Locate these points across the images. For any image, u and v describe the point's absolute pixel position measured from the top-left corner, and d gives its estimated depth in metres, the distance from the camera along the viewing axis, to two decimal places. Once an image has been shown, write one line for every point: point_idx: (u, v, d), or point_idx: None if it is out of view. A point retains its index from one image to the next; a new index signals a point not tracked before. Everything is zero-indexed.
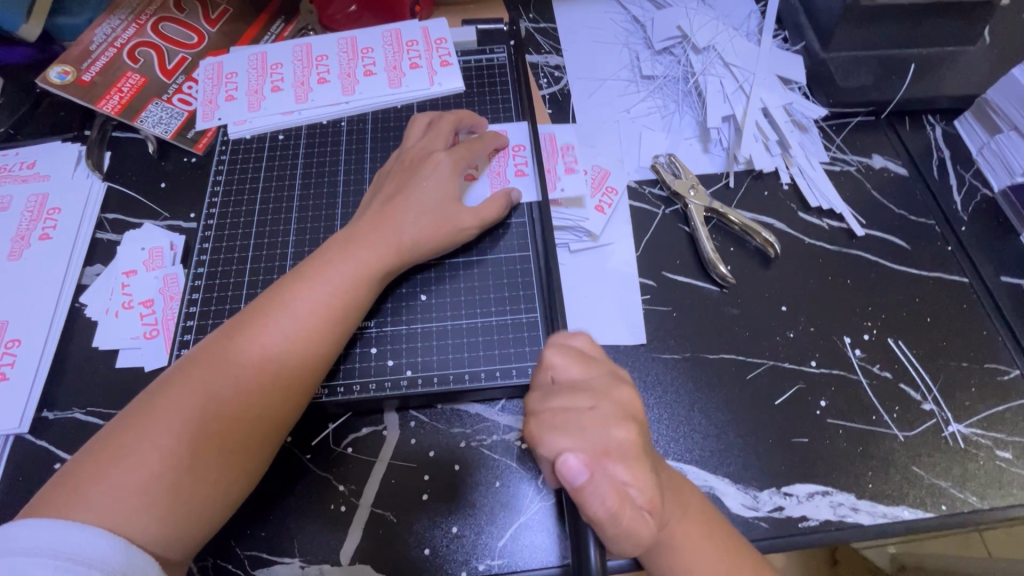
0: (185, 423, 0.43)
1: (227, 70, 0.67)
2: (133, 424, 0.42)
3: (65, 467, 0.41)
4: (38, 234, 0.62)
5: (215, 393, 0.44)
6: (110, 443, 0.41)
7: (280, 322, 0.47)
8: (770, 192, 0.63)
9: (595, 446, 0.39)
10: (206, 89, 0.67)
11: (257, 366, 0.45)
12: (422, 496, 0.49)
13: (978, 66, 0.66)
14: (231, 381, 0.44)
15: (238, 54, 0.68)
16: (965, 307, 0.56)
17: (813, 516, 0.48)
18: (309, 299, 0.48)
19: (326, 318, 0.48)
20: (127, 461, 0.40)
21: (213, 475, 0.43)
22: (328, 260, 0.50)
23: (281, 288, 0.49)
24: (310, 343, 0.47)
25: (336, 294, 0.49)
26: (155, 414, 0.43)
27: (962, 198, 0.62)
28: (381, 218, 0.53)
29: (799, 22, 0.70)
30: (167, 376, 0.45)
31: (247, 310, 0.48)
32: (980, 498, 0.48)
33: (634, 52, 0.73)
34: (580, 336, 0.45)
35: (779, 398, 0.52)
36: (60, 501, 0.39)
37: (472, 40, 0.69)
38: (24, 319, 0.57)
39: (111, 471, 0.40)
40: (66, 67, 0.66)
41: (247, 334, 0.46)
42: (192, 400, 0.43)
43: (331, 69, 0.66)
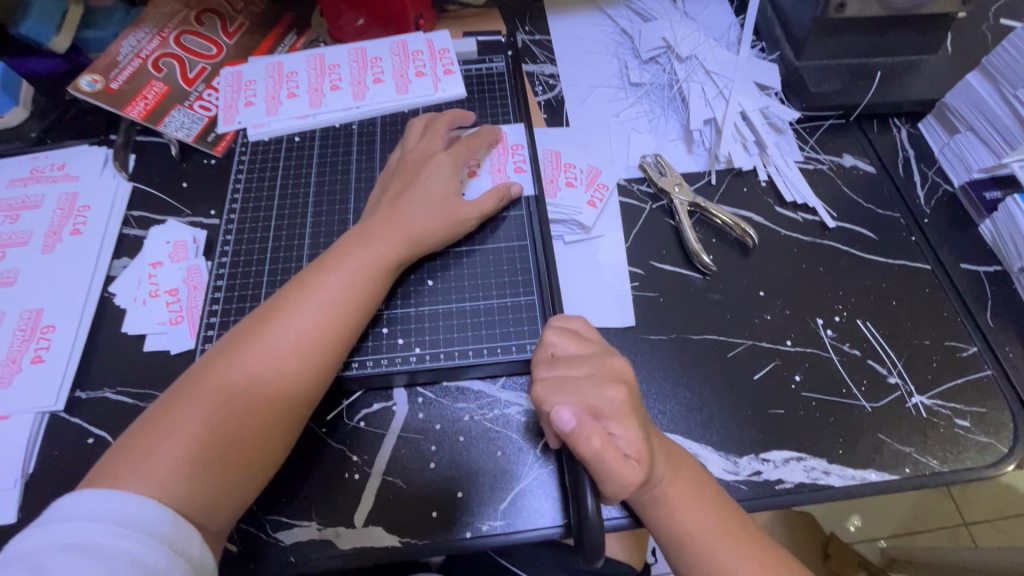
0: (221, 403, 0.47)
1: (245, 78, 0.72)
2: (172, 407, 0.46)
3: (112, 447, 0.45)
4: (69, 229, 0.66)
5: (249, 377, 0.48)
6: (152, 424, 0.45)
7: (303, 311, 0.51)
8: (749, 188, 0.68)
9: (589, 402, 0.46)
10: (227, 95, 0.72)
11: (285, 351, 0.49)
12: (430, 465, 0.53)
13: (939, 73, 0.72)
14: (261, 365, 0.48)
15: (256, 63, 0.73)
16: (927, 291, 0.61)
17: (789, 479, 0.52)
18: (329, 290, 0.52)
19: (345, 307, 0.52)
20: (168, 441, 0.44)
21: (247, 451, 0.47)
22: (345, 254, 0.55)
23: (301, 281, 0.53)
24: (332, 329, 0.51)
25: (353, 285, 0.53)
26: (192, 397, 0.47)
27: (925, 192, 0.68)
28: (394, 212, 0.57)
29: (775, 34, 0.76)
30: (205, 358, 0.50)
31: (271, 301, 0.52)
32: (940, 462, 0.53)
33: (623, 61, 0.78)
34: (578, 320, 0.53)
35: (757, 374, 0.57)
36: (110, 476, 0.43)
37: (473, 51, 0.75)
38: (57, 307, 0.61)
39: (155, 448, 0.44)
40: (95, 76, 0.71)
41: (273, 323, 0.50)
42: (226, 384, 0.47)
43: (342, 77, 0.71)
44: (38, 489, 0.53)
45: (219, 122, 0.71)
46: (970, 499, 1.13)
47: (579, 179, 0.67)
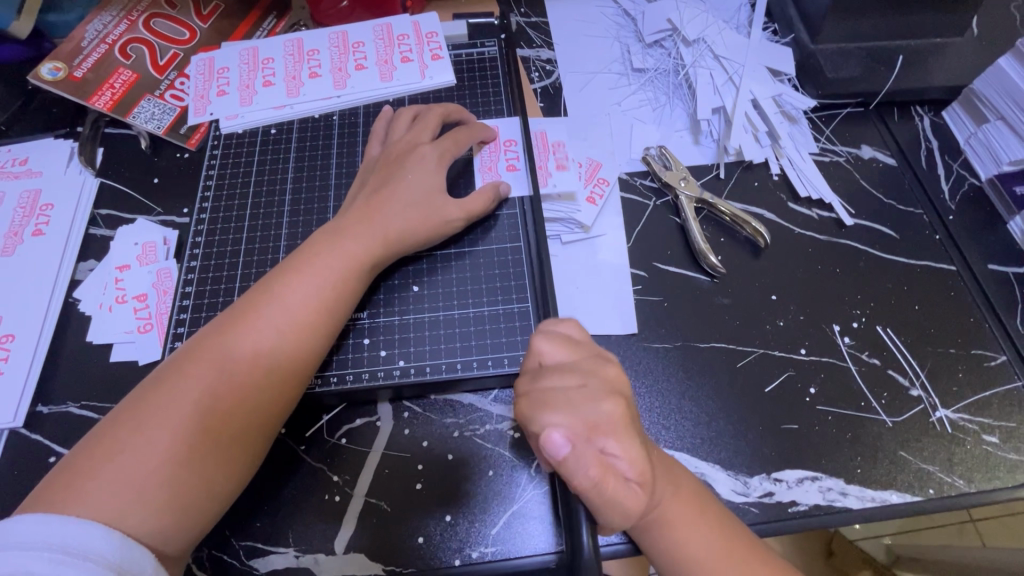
0: (179, 416, 0.43)
1: (218, 65, 0.67)
2: (126, 420, 0.43)
3: (59, 465, 0.42)
4: (31, 230, 0.61)
5: (208, 387, 0.44)
6: (104, 439, 0.42)
7: (268, 317, 0.47)
8: (761, 182, 0.63)
9: (584, 419, 0.39)
10: (198, 84, 0.67)
11: (249, 360, 0.46)
12: (416, 485, 0.49)
13: (966, 57, 0.67)
14: (227, 374, 0.45)
15: (230, 49, 0.68)
16: (952, 295, 0.57)
17: (803, 501, 0.48)
18: (296, 292, 0.48)
19: (315, 311, 0.48)
20: (123, 456, 0.41)
21: (204, 470, 0.43)
22: (315, 254, 0.50)
23: (271, 282, 0.49)
24: (298, 337, 0.47)
25: (323, 287, 0.49)
26: (148, 409, 0.43)
27: (950, 187, 0.63)
28: (365, 212, 0.53)
29: (789, 15, 0.71)
30: (158, 373, 0.46)
31: (236, 305, 0.49)
32: (967, 482, 0.49)
33: (625, 45, 0.73)
34: (569, 323, 0.45)
35: (769, 385, 0.53)
36: (56, 497, 0.39)
37: (463, 34, 0.69)
38: (17, 314, 0.57)
39: (105, 466, 0.40)
40: (57, 63, 0.66)
41: (240, 329, 0.46)
42: (183, 396, 0.44)
43: (322, 64, 0.66)
44: None
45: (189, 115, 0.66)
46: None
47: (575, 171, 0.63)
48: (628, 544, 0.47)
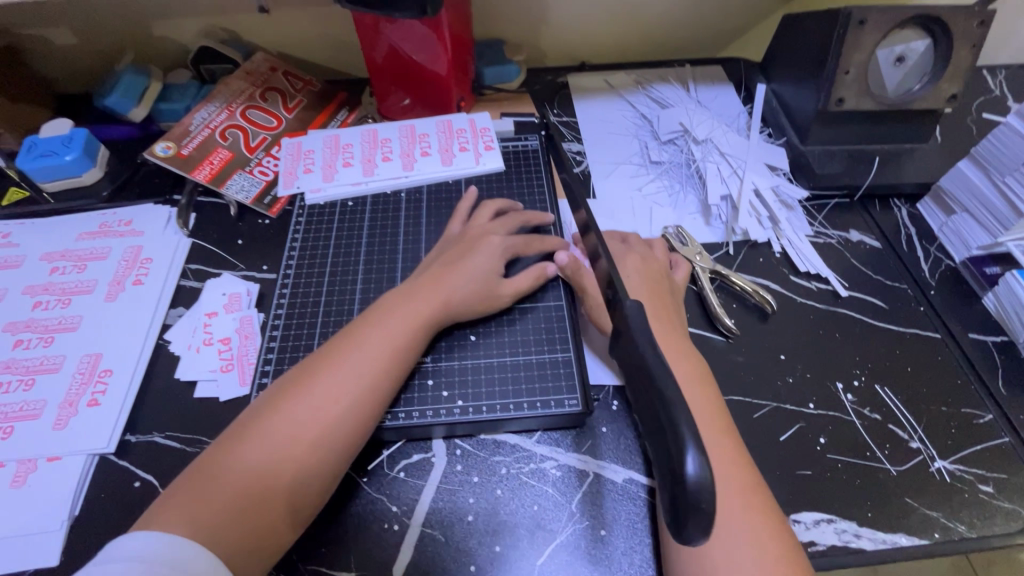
0: (269, 449, 0.49)
1: (306, 148, 0.80)
2: (226, 449, 0.49)
3: (168, 489, 0.48)
4: (132, 280, 0.70)
5: (292, 424, 0.50)
6: (207, 466, 0.48)
7: (349, 364, 0.54)
8: (765, 258, 0.73)
9: None
10: (287, 163, 0.79)
11: (333, 398, 0.52)
12: (467, 517, 0.54)
13: (932, 160, 0.80)
14: (313, 410, 0.51)
15: (315, 135, 0.81)
16: (939, 359, 0.64)
17: (821, 541, 0.53)
18: (373, 342, 0.56)
19: (387, 359, 0.55)
20: (222, 478, 0.47)
21: (285, 495, 0.48)
22: (389, 311, 0.59)
23: (355, 331, 0.57)
24: (372, 381, 0.54)
25: (395, 339, 0.57)
26: (246, 440, 0.50)
27: (929, 266, 0.73)
28: (433, 271, 0.62)
29: (781, 122, 0.85)
30: (255, 409, 0.52)
31: (323, 351, 0.56)
32: (969, 527, 0.54)
33: (644, 142, 0.86)
34: None
35: (782, 435, 0.59)
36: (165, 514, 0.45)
37: (510, 130, 0.83)
38: (116, 352, 0.64)
39: (205, 488, 0.47)
40: (169, 143, 0.78)
41: (325, 371, 0.54)
42: (275, 430, 0.50)
43: (393, 150, 0.79)
44: (79, 533, 0.54)
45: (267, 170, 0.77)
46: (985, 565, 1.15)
47: None
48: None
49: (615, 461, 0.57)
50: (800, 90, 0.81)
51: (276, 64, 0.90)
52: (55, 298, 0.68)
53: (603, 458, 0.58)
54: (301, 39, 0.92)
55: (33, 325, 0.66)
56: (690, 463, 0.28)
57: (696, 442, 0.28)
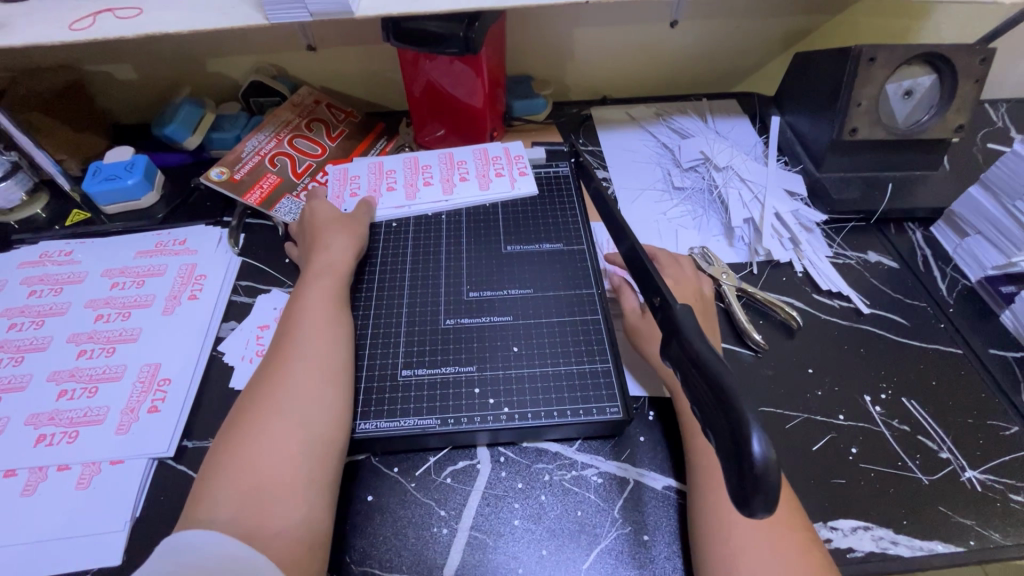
0: (261, 420, 0.52)
1: (351, 173, 0.85)
2: (229, 436, 0.52)
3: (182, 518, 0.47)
4: (187, 294, 0.74)
5: (264, 418, 0.53)
6: (214, 455, 0.51)
7: (295, 354, 0.58)
8: (787, 277, 0.77)
9: None
10: (336, 187, 0.83)
11: (287, 384, 0.55)
12: (513, 521, 0.56)
13: (943, 186, 0.84)
14: (273, 400, 0.54)
15: (360, 162, 0.87)
16: (962, 374, 0.67)
17: (859, 548, 0.54)
18: (306, 331, 0.60)
19: (323, 340, 0.60)
20: (215, 485, 0.48)
21: (282, 481, 0.49)
22: (311, 287, 0.66)
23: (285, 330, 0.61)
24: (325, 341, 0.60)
25: (314, 324, 0.61)
26: (243, 420, 0.53)
27: (946, 286, 0.76)
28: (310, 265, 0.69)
29: (796, 150, 0.90)
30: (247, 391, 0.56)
31: (270, 355, 0.60)
32: (1003, 535, 0.55)
33: (666, 169, 0.91)
34: None
35: (815, 445, 0.61)
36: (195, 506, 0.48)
37: (542, 157, 0.88)
38: (173, 362, 0.67)
39: (205, 499, 0.48)
40: (223, 168, 0.84)
41: (275, 367, 0.57)
42: (263, 402, 0.54)
43: (433, 175, 0.84)
44: (140, 535, 0.55)
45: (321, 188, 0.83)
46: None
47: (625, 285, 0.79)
48: None
49: (654, 469, 0.59)
50: (813, 121, 0.86)
51: (320, 98, 0.97)
52: (116, 311, 0.72)
53: (643, 466, 0.60)
54: (344, 75, 0.98)
55: (95, 336, 0.69)
56: (756, 445, 0.30)
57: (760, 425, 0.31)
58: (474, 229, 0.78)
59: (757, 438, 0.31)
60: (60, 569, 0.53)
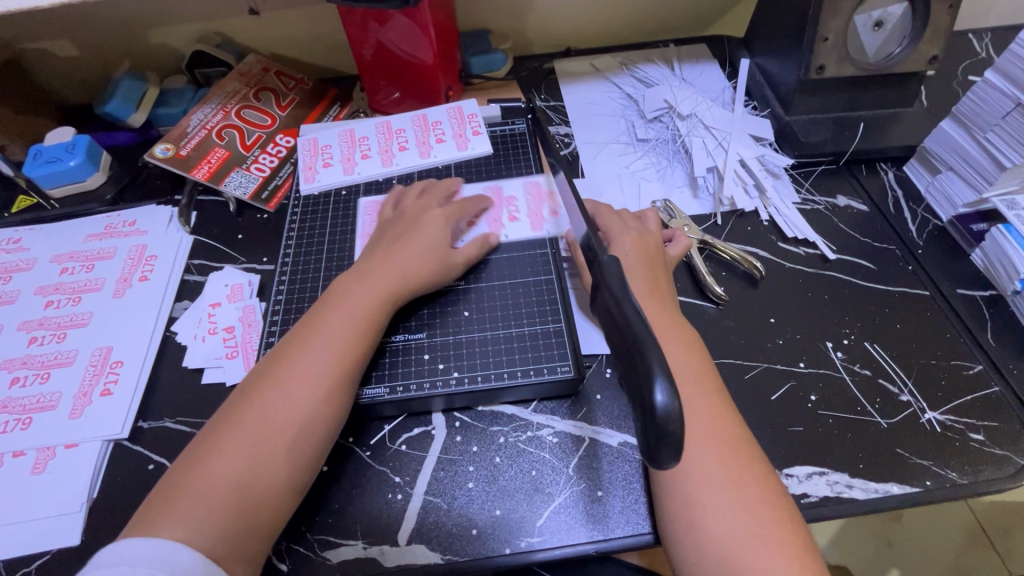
0: (246, 434, 0.51)
1: (322, 143, 0.80)
2: (221, 431, 0.51)
3: (150, 496, 0.49)
4: (138, 276, 0.73)
5: (263, 423, 0.51)
6: (191, 456, 0.50)
7: (312, 355, 0.55)
8: (753, 227, 0.75)
9: None
10: (364, 225, 0.73)
11: (299, 393, 0.53)
12: (467, 484, 0.56)
13: (917, 123, 0.80)
14: (276, 406, 0.52)
15: (330, 130, 0.82)
16: (928, 316, 0.65)
17: (813, 493, 0.54)
18: (332, 334, 0.56)
19: (350, 345, 0.56)
20: (199, 478, 0.49)
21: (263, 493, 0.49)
22: (346, 285, 0.60)
23: (311, 323, 0.58)
24: (337, 354, 0.55)
25: (352, 327, 0.57)
26: (229, 427, 0.51)
27: (916, 227, 0.73)
28: (385, 257, 0.62)
29: (765, 93, 0.86)
30: (237, 392, 0.54)
31: (283, 345, 0.57)
32: (960, 474, 0.55)
33: (630, 121, 0.88)
34: None
35: (773, 394, 0.60)
36: (165, 500, 0.48)
37: (496, 115, 0.84)
38: (125, 345, 0.67)
39: (186, 492, 0.48)
40: (167, 144, 0.81)
41: (289, 365, 0.54)
42: (256, 411, 0.52)
43: (480, 214, 0.72)
44: (97, 514, 0.56)
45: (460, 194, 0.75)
46: (990, 516, 1.26)
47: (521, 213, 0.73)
48: (651, 535, 0.53)
49: (609, 426, 0.59)
50: (781, 61, 0.82)
51: (269, 65, 0.93)
52: (66, 296, 0.71)
53: (598, 424, 0.59)
54: (291, 40, 0.94)
55: (46, 323, 0.68)
56: (658, 397, 0.30)
57: (666, 375, 0.31)
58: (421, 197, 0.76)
59: (660, 390, 0.30)
60: (19, 551, 0.53)
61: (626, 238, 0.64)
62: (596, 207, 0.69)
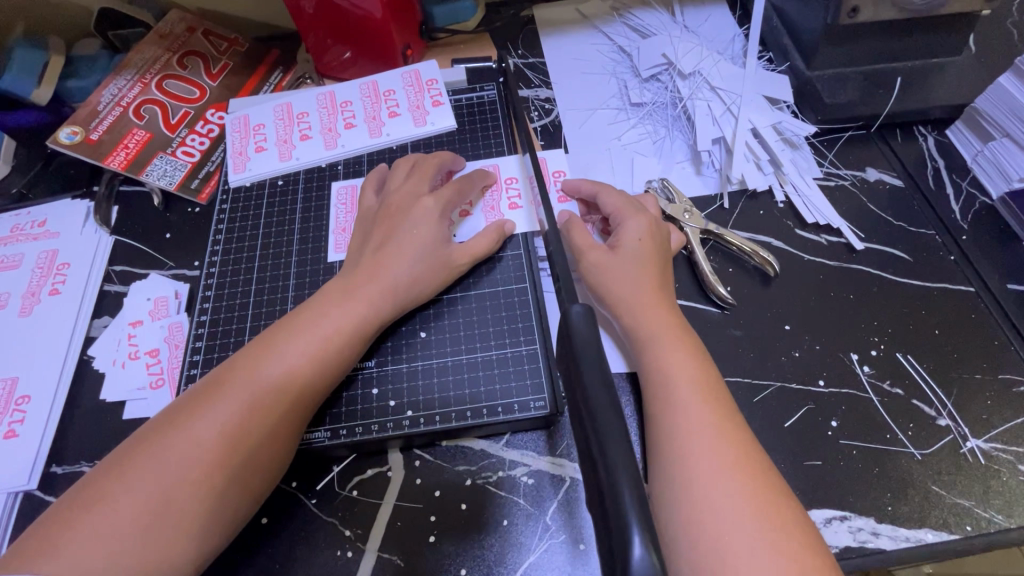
0: (167, 464, 0.41)
1: (254, 122, 0.69)
2: (143, 448, 0.42)
3: (35, 525, 0.39)
4: (48, 289, 0.63)
5: (194, 440, 0.42)
6: (98, 480, 0.40)
7: (269, 368, 0.46)
8: (766, 210, 0.63)
9: None
10: (339, 216, 0.63)
11: (244, 411, 0.44)
12: (429, 538, 0.48)
13: (965, 76, 0.67)
14: (215, 425, 0.43)
15: (264, 106, 0.70)
16: (973, 318, 0.55)
17: (832, 543, 0.46)
18: (299, 350, 0.47)
19: (317, 363, 0.48)
20: (103, 507, 0.39)
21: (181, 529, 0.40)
22: (327, 295, 0.51)
23: (276, 333, 0.49)
24: (298, 377, 0.46)
25: (323, 343, 0.48)
26: (148, 452, 0.41)
27: (960, 206, 0.62)
28: (376, 263, 0.53)
29: (783, 43, 0.72)
30: (167, 412, 0.44)
31: (238, 356, 0.48)
32: (1006, 516, 0.46)
33: (622, 81, 0.74)
34: None
35: (788, 420, 0.51)
36: (54, 533, 0.38)
37: (462, 79, 0.72)
38: (33, 375, 0.58)
39: (84, 522, 0.38)
40: (74, 127, 0.68)
41: (241, 375, 0.45)
42: (189, 427, 0.42)
43: (475, 201, 0.62)
44: None
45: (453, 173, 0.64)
46: None
47: (522, 198, 0.62)
48: None
49: None
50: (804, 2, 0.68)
51: (195, 23, 0.78)
52: None
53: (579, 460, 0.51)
54: None
55: None
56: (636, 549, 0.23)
57: (642, 519, 0.24)
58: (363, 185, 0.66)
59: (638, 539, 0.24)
60: None
61: (640, 225, 0.54)
62: (598, 185, 0.60)
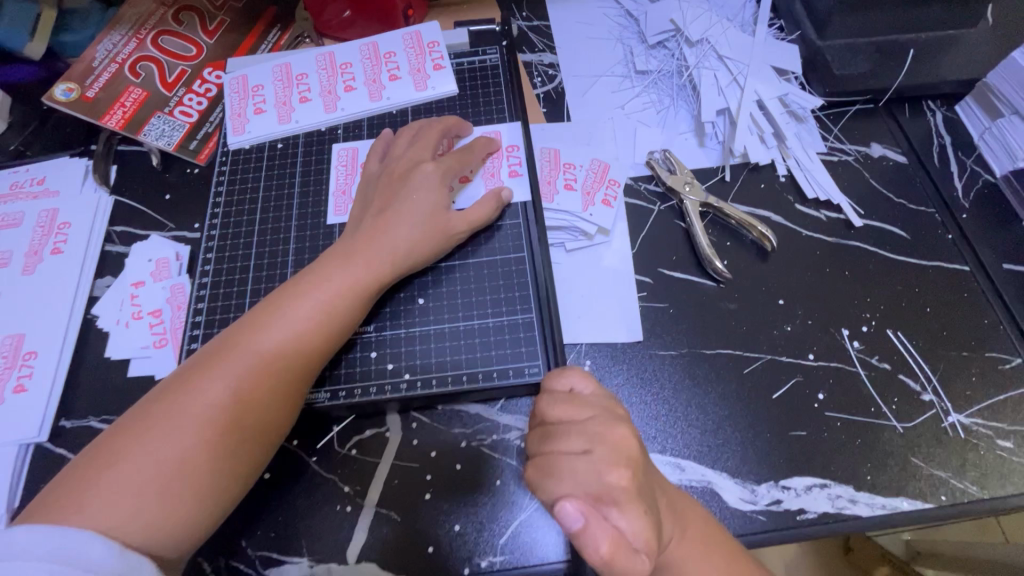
0: (181, 425, 0.42)
1: (252, 83, 0.68)
2: (157, 408, 0.43)
3: (59, 477, 0.41)
4: (50, 248, 0.63)
5: (206, 402, 0.43)
6: (112, 440, 0.41)
7: (274, 333, 0.47)
8: (767, 184, 0.63)
9: None
10: (339, 179, 0.63)
11: (252, 376, 0.45)
12: (425, 494, 0.50)
13: (980, 50, 0.65)
14: (223, 388, 0.44)
15: (263, 66, 0.69)
16: (965, 297, 0.56)
17: (811, 509, 0.48)
18: (303, 316, 0.48)
19: (320, 330, 0.48)
20: (122, 465, 0.40)
21: (198, 485, 0.42)
22: (329, 263, 0.51)
23: (280, 298, 0.49)
24: (303, 342, 0.47)
25: (325, 309, 0.49)
26: (161, 414, 0.42)
27: (963, 184, 0.62)
28: (376, 230, 0.53)
29: (795, 10, 0.70)
30: (176, 373, 0.45)
31: (244, 319, 0.48)
32: (980, 488, 0.48)
33: (628, 47, 0.73)
34: None
35: (776, 392, 0.52)
36: (76, 488, 0.39)
37: (464, 42, 0.70)
38: (40, 331, 0.59)
39: (104, 478, 0.40)
40: (70, 84, 0.67)
41: (248, 341, 0.46)
42: (200, 390, 0.44)
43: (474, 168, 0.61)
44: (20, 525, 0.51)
45: (457, 140, 0.63)
46: None
47: (523, 165, 0.61)
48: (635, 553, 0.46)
49: None
50: None
51: None
52: None
53: None
54: None
55: None
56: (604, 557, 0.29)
57: None
58: (361, 148, 0.65)
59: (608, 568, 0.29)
60: None
61: None
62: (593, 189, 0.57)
